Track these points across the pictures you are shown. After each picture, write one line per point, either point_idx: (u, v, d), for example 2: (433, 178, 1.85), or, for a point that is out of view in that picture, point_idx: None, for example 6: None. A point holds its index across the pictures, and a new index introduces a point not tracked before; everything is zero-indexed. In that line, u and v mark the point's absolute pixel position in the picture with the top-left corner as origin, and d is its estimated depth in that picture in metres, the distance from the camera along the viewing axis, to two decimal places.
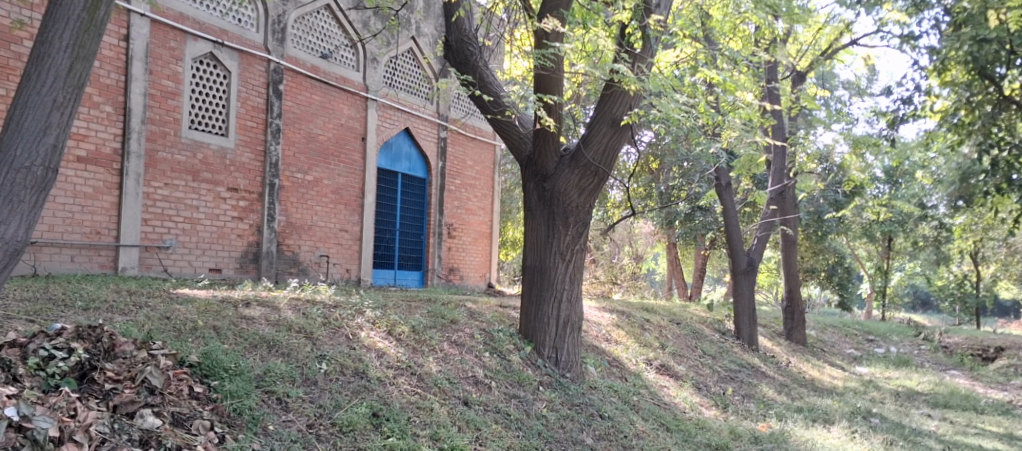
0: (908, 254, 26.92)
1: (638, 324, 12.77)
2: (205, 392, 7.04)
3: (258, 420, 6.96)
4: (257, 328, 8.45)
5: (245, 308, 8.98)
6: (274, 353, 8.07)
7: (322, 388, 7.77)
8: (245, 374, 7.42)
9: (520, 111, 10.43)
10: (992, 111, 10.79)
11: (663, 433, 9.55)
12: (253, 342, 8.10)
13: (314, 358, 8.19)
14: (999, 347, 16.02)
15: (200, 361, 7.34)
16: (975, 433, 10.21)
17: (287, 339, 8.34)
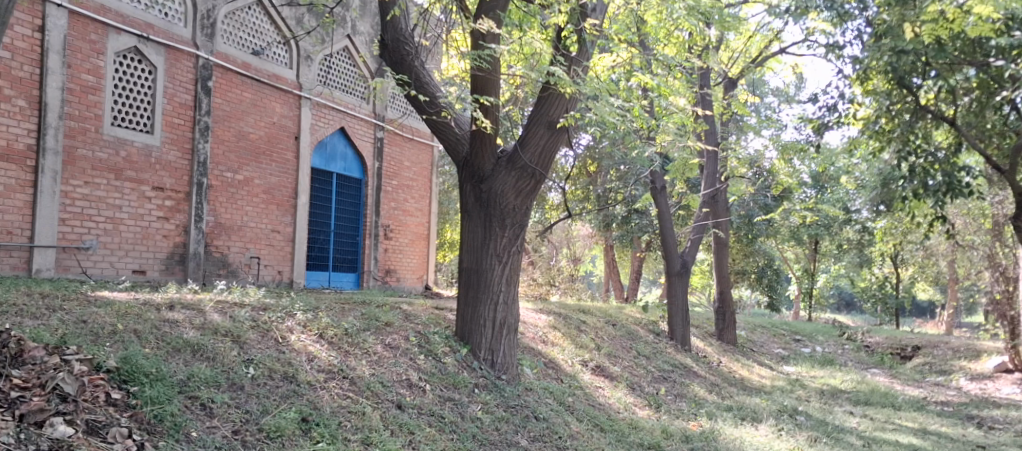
0: (833, 257, 27.79)
1: (574, 326, 12.83)
2: (123, 398, 6.79)
3: (180, 427, 6.76)
4: (181, 332, 8.21)
5: (167, 311, 8.70)
6: (198, 357, 7.85)
7: (249, 393, 7.59)
8: (167, 379, 7.19)
9: (456, 111, 10.39)
10: (910, 119, 11.27)
11: (598, 433, 9.62)
12: (176, 346, 7.86)
13: (241, 362, 8.01)
14: (916, 346, 16.60)
15: (119, 366, 7.08)
16: (893, 429, 10.57)
17: (212, 342, 8.11)
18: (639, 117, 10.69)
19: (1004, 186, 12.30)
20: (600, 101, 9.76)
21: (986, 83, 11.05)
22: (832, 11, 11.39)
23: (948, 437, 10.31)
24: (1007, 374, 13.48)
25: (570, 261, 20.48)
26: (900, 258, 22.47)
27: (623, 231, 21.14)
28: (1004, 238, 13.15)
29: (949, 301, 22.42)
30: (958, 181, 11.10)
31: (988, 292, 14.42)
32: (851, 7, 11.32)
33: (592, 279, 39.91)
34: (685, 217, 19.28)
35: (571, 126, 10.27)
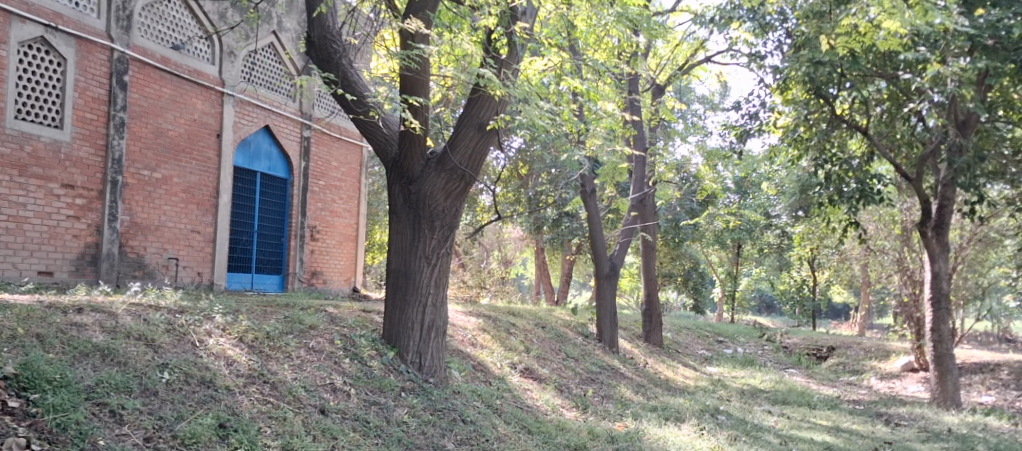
0: (755, 260, 28.64)
1: (504, 328, 12.86)
2: (22, 406, 6.57)
3: (86, 435, 6.52)
4: (89, 336, 7.89)
5: (75, 314, 8.30)
6: (108, 362, 7.57)
7: (163, 399, 7.35)
8: (73, 385, 6.95)
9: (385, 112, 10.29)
10: (826, 128, 11.74)
11: (524, 436, 9.66)
12: (84, 351, 7.57)
13: (155, 366, 7.74)
14: (831, 346, 17.29)
15: (19, 372, 6.81)
16: (808, 427, 10.98)
17: (123, 347, 7.82)
18: (569, 120, 10.78)
19: (913, 193, 12.93)
20: (531, 104, 9.88)
21: (896, 95, 11.74)
22: (754, 22, 11.76)
23: (859, 434, 10.78)
24: (913, 373, 14.19)
25: (502, 264, 20.13)
26: (816, 262, 23.34)
27: (553, 233, 21.36)
28: (913, 243, 13.84)
29: (860, 303, 23.43)
30: (870, 187, 11.55)
31: (897, 294, 15.15)
32: (771, 18, 11.71)
33: (520, 281, 40.13)
34: (615, 220, 19.58)
35: (502, 127, 10.31)
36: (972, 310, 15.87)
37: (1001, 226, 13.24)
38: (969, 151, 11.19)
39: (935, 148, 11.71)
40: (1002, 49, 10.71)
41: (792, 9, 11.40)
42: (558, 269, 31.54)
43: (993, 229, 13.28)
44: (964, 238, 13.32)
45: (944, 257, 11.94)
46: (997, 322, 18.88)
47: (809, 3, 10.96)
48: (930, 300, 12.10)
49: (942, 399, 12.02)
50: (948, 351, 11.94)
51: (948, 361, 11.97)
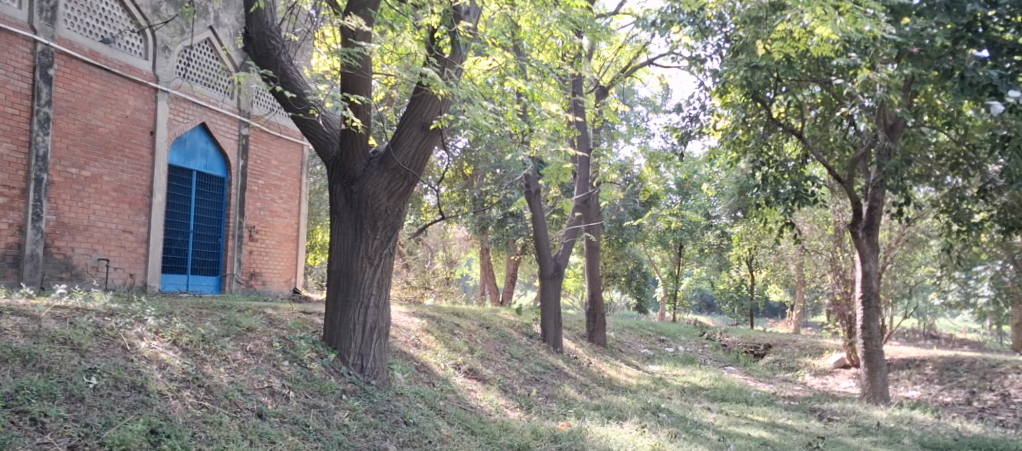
0: (696, 261, 29.20)
1: (447, 329, 12.81)
2: None
3: (4, 444, 6.37)
4: (10, 340, 7.59)
5: None
6: (29, 368, 7.31)
7: (90, 405, 7.15)
8: None
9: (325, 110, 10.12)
10: (763, 132, 12.13)
11: (467, 437, 9.61)
12: (4, 356, 7.30)
13: (80, 371, 7.51)
14: (768, 344, 17.67)
15: None
16: (745, 423, 11.25)
17: (46, 351, 7.56)
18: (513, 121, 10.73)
19: (844, 195, 13.70)
20: (474, 104, 9.86)
21: (829, 99, 12.14)
22: (695, 26, 11.99)
23: (793, 429, 11.09)
24: (845, 369, 14.70)
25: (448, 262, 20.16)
26: (755, 262, 23.87)
27: (498, 234, 21.45)
28: (845, 243, 14.34)
29: (795, 302, 24.08)
30: (805, 189, 11.95)
31: (830, 293, 15.64)
32: (710, 23, 11.96)
33: (464, 281, 40.06)
34: (559, 221, 19.80)
35: (446, 127, 10.25)
36: (900, 308, 16.49)
37: (925, 227, 13.90)
38: (896, 155, 11.62)
39: (865, 152, 12.11)
40: (927, 57, 11.30)
41: (731, 14, 11.61)
42: (502, 269, 31.57)
43: (919, 230, 13.96)
44: (892, 239, 14.05)
45: (874, 257, 12.37)
46: (924, 320, 19.64)
47: (746, 8, 11.15)
48: (861, 298, 12.53)
49: (871, 394, 12.47)
50: (877, 347, 12.38)
51: (877, 357, 12.41)
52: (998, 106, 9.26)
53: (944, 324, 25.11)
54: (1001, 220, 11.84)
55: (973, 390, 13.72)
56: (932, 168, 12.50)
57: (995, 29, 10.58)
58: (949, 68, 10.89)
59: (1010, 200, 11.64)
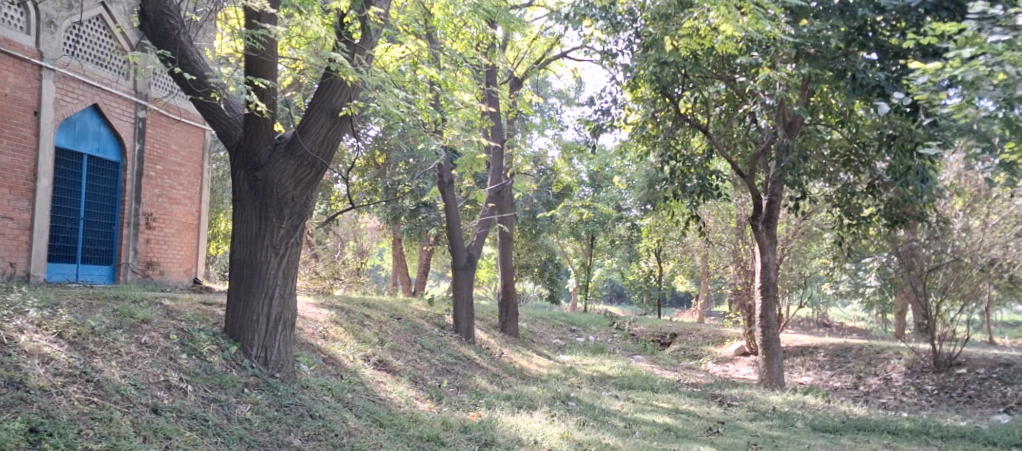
0: (607, 253, 29.77)
1: (357, 320, 12.58)
2: None
3: None
4: None
5: None
6: None
7: None
8: None
9: (227, 93, 9.63)
10: (671, 126, 12.50)
11: (375, 429, 9.37)
12: None
13: None
14: (674, 333, 18.25)
15: None
16: (651, 410, 11.53)
17: None
18: (425, 110, 10.62)
19: (746, 189, 14.22)
20: (386, 91, 9.67)
21: (732, 96, 12.54)
22: (606, 20, 12.12)
23: (695, 415, 11.43)
24: (745, 357, 15.40)
25: (357, 254, 19.84)
26: (662, 254, 24.49)
27: (410, 224, 21.28)
28: (747, 236, 14.94)
29: (699, 293, 24.86)
30: (709, 183, 12.22)
31: (732, 283, 16.23)
32: (622, 18, 12.16)
33: (374, 272, 39.52)
34: (471, 211, 19.79)
35: (356, 114, 9.87)
36: (796, 298, 17.29)
37: (819, 220, 14.86)
38: (794, 151, 12.11)
39: (765, 147, 12.57)
40: (822, 57, 11.57)
41: (640, 10, 11.80)
42: (413, 260, 31.32)
43: (814, 224, 14.76)
44: (789, 232, 14.75)
45: (772, 249, 12.90)
46: (819, 309, 20.66)
47: (655, 5, 11.36)
48: (760, 288, 13.05)
49: (767, 380, 13.02)
50: (773, 335, 12.93)
51: (774, 344, 12.98)
52: (884, 107, 9.72)
53: (836, 315, 26.48)
54: (886, 213, 12.64)
55: (859, 375, 14.84)
56: (827, 164, 13.13)
57: (883, 34, 11.28)
58: (843, 68, 11.33)
59: (894, 196, 12.37)
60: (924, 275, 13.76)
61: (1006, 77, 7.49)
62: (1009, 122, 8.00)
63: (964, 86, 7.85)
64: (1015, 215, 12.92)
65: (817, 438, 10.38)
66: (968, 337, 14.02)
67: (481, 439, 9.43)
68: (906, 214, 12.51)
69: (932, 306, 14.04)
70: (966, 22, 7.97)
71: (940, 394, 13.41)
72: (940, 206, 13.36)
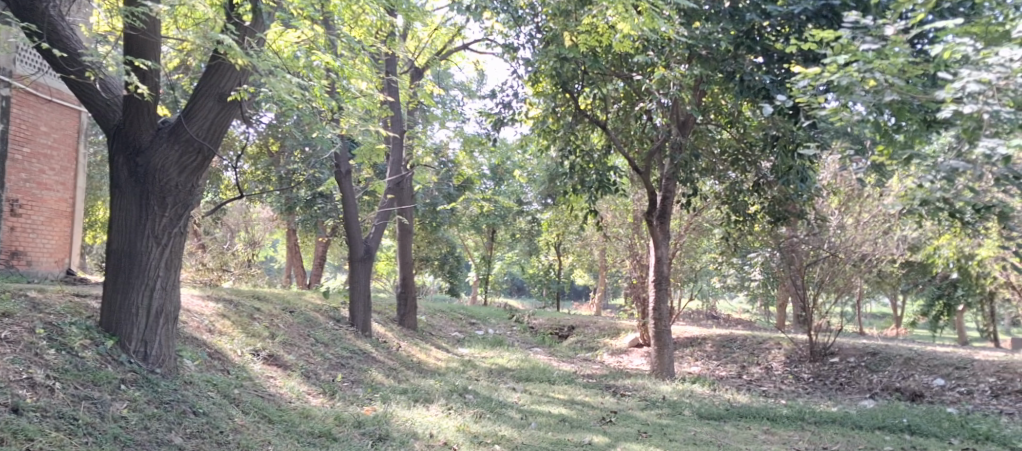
0: (507, 246, 30.00)
1: (246, 314, 12.12)
2: None
3: None
4: None
5: None
6: None
7: None
8: None
9: (103, 73, 8.77)
10: (571, 121, 12.68)
11: (264, 425, 8.75)
12: None
13: None
14: (572, 325, 18.60)
15: None
16: (547, 401, 11.62)
17: None
18: (320, 98, 10.17)
19: (642, 186, 14.68)
20: (277, 76, 9.05)
21: (630, 94, 12.78)
22: (507, 14, 12.09)
23: (590, 405, 11.60)
24: (638, 348, 15.95)
25: (245, 245, 19.48)
26: (561, 248, 24.80)
27: (305, 214, 20.80)
28: (642, 230, 15.43)
29: (596, 286, 25.30)
30: (608, 178, 12.60)
31: (628, 277, 16.67)
32: (524, 12, 12.16)
33: (268, 264, 38.49)
34: (369, 202, 19.48)
35: (246, 100, 9.30)
36: (688, 291, 17.93)
37: (709, 216, 15.54)
38: (687, 148, 12.55)
39: (660, 145, 12.90)
40: (713, 59, 11.93)
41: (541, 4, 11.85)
42: (309, 252, 30.66)
43: (705, 219, 15.42)
44: (682, 227, 15.34)
45: (666, 243, 13.33)
46: (708, 302, 21.55)
47: (555, 0, 11.43)
48: (654, 282, 13.45)
49: (659, 370, 13.44)
50: (665, 327, 13.38)
51: (665, 336, 13.40)
52: (768, 109, 10.15)
53: (725, 307, 27.51)
54: (770, 211, 13.17)
55: (743, 364, 15.53)
56: (716, 163, 13.59)
57: (769, 39, 11.58)
58: (732, 71, 11.72)
59: (777, 195, 12.94)
60: (803, 269, 14.58)
61: (876, 84, 7.77)
62: (880, 127, 8.32)
63: (838, 92, 8.06)
64: (882, 214, 13.54)
65: (703, 425, 10.76)
66: (841, 328, 14.95)
67: (375, 434, 8.94)
68: (788, 212, 13.12)
69: (810, 298, 14.89)
70: (841, 30, 8.36)
71: (815, 382, 14.25)
72: (817, 204, 13.98)
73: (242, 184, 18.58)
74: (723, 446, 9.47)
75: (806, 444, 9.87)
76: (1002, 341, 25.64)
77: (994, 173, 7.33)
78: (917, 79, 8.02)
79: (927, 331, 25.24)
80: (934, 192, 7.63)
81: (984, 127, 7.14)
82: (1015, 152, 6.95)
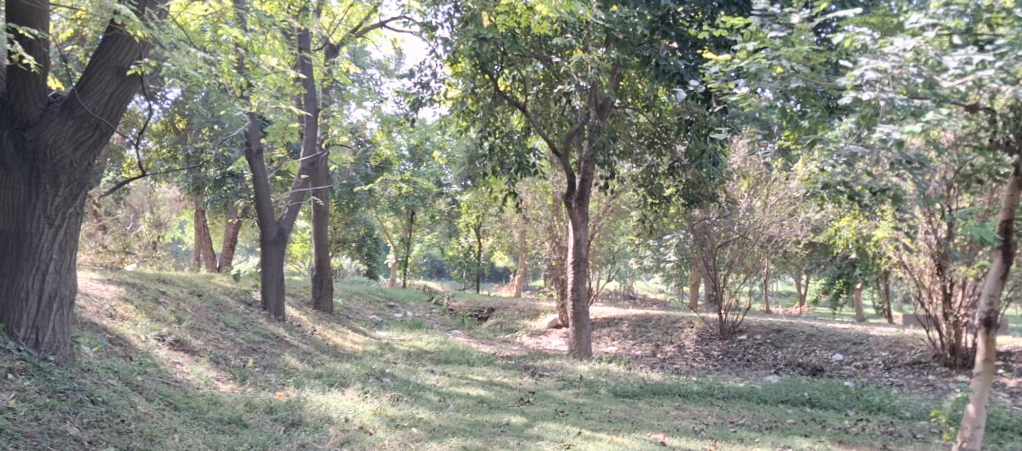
0: (427, 228, 29.85)
1: (150, 298, 11.68)
2: None
3: None
4: None
5: None
6: None
7: None
8: None
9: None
10: (490, 102, 12.63)
11: (169, 412, 8.43)
12: None
13: None
14: (492, 308, 18.65)
15: None
16: (466, 383, 11.60)
17: None
18: (228, 74, 9.81)
19: (561, 168, 14.77)
20: (181, 50, 8.65)
21: (549, 76, 12.78)
22: None
23: (509, 386, 11.63)
24: (557, 329, 16.12)
25: (151, 227, 18.88)
26: (481, 230, 24.77)
27: (215, 195, 20.18)
28: (561, 212, 15.61)
29: (516, 267, 25.42)
30: (527, 160, 12.51)
31: (547, 259, 16.79)
32: None
33: (175, 246, 37.21)
34: (283, 182, 19.03)
35: (147, 74, 8.92)
36: (605, 273, 18.19)
37: (627, 199, 15.75)
38: (605, 131, 12.57)
39: (579, 128, 12.96)
40: (630, 43, 11.98)
41: None
42: (220, 234, 29.77)
43: (623, 202, 15.64)
44: (600, 210, 15.55)
45: (585, 225, 13.45)
46: (625, 282, 21.92)
47: None
48: (573, 264, 13.56)
49: (577, 351, 13.58)
50: (584, 308, 13.53)
51: (583, 316, 13.56)
52: (682, 93, 10.30)
53: (642, 288, 28.05)
54: (684, 193, 13.46)
55: (657, 343, 15.84)
56: (633, 146, 13.75)
57: (683, 24, 11.86)
58: (647, 55, 11.78)
59: (691, 178, 13.19)
60: (715, 250, 14.95)
61: (782, 71, 7.95)
62: (786, 113, 8.51)
63: (747, 79, 8.22)
64: (788, 198, 13.99)
65: (618, 403, 10.94)
66: (750, 307, 15.40)
67: (288, 419, 8.76)
68: (701, 195, 13.40)
69: (721, 278, 15.29)
70: (750, 18, 8.50)
71: (724, 359, 14.59)
72: (728, 187, 14.33)
73: (146, 163, 17.88)
74: (637, 423, 9.64)
75: (715, 418, 10.16)
76: (899, 317, 26.92)
77: (889, 158, 7.51)
78: (820, 67, 8.28)
79: (830, 309, 26.33)
80: (835, 176, 8.04)
81: (880, 113, 7.36)
82: (908, 138, 7.16)
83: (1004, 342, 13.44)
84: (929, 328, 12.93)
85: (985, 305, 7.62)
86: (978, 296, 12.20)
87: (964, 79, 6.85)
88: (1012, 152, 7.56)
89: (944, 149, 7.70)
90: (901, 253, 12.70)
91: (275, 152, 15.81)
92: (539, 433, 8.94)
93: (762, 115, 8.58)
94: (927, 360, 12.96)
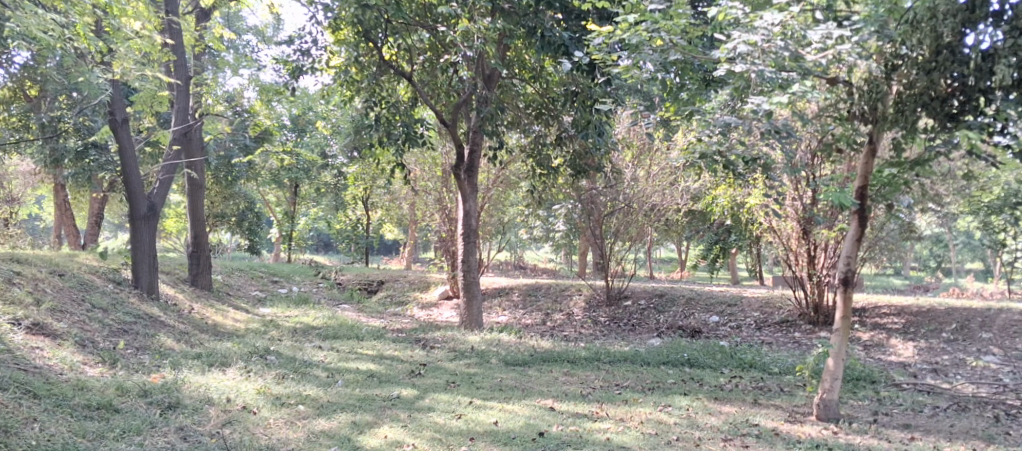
0: (312, 201, 29.25)
1: (5, 278, 10.90)
2: None
3: None
4: None
5: None
6: None
7: None
8: None
9: None
10: (375, 72, 12.37)
11: (27, 401, 7.89)
12: None
13: None
14: (380, 281, 18.45)
15: None
16: (355, 358, 11.43)
17: None
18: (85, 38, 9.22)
19: (449, 139, 14.68)
20: (26, 11, 8.17)
21: (435, 45, 12.61)
22: None
23: (399, 359, 11.53)
24: (447, 301, 16.12)
25: None
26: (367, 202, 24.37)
27: (75, 167, 19.06)
28: (450, 184, 15.58)
29: (407, 239, 25.25)
30: (415, 131, 12.24)
31: (437, 231, 16.71)
32: None
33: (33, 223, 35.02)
34: (154, 154, 18.14)
35: None
36: (495, 243, 18.30)
37: (515, 170, 15.83)
38: (493, 103, 12.50)
39: (466, 98, 12.84)
40: (515, 14, 12.00)
41: None
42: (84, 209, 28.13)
43: (511, 173, 15.71)
44: (489, 181, 15.63)
45: (473, 196, 13.42)
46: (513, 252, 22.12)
47: None
48: (462, 235, 13.53)
49: (467, 322, 13.58)
50: (473, 279, 13.55)
51: (473, 287, 13.58)
52: (568, 65, 10.27)
53: (531, 259, 28.37)
54: (572, 165, 13.51)
55: (547, 312, 16.02)
56: (521, 116, 13.77)
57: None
58: (533, 26, 11.82)
59: (578, 148, 13.29)
60: (602, 219, 15.18)
61: (662, 43, 8.07)
62: (665, 84, 8.65)
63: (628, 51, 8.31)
64: (669, 168, 14.54)
65: (508, 372, 11.00)
66: (635, 273, 15.81)
67: (164, 402, 8.38)
68: (588, 166, 13.47)
69: (607, 247, 15.58)
70: None
71: (610, 325, 14.90)
72: (613, 157, 14.56)
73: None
74: (527, 391, 9.72)
75: (601, 382, 10.36)
76: (768, 280, 28.21)
77: (760, 127, 7.74)
78: (697, 40, 8.46)
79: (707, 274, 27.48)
80: (711, 145, 8.24)
81: (751, 85, 7.64)
82: (777, 108, 7.46)
83: (859, 299, 14.25)
84: (795, 289, 13.59)
85: (844, 266, 8.10)
86: (840, 257, 12.93)
87: (825, 53, 7.29)
88: (867, 123, 7.76)
89: (810, 120, 7.99)
90: (771, 219, 13.22)
91: (143, 121, 14.96)
92: (430, 405, 8.89)
93: (641, 85, 8.75)
94: (794, 319, 13.65)
